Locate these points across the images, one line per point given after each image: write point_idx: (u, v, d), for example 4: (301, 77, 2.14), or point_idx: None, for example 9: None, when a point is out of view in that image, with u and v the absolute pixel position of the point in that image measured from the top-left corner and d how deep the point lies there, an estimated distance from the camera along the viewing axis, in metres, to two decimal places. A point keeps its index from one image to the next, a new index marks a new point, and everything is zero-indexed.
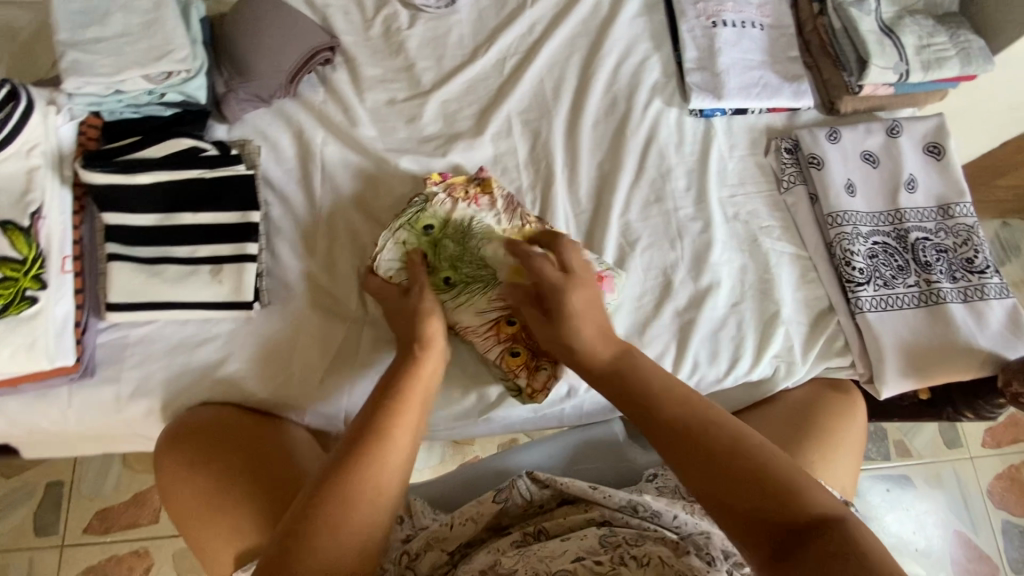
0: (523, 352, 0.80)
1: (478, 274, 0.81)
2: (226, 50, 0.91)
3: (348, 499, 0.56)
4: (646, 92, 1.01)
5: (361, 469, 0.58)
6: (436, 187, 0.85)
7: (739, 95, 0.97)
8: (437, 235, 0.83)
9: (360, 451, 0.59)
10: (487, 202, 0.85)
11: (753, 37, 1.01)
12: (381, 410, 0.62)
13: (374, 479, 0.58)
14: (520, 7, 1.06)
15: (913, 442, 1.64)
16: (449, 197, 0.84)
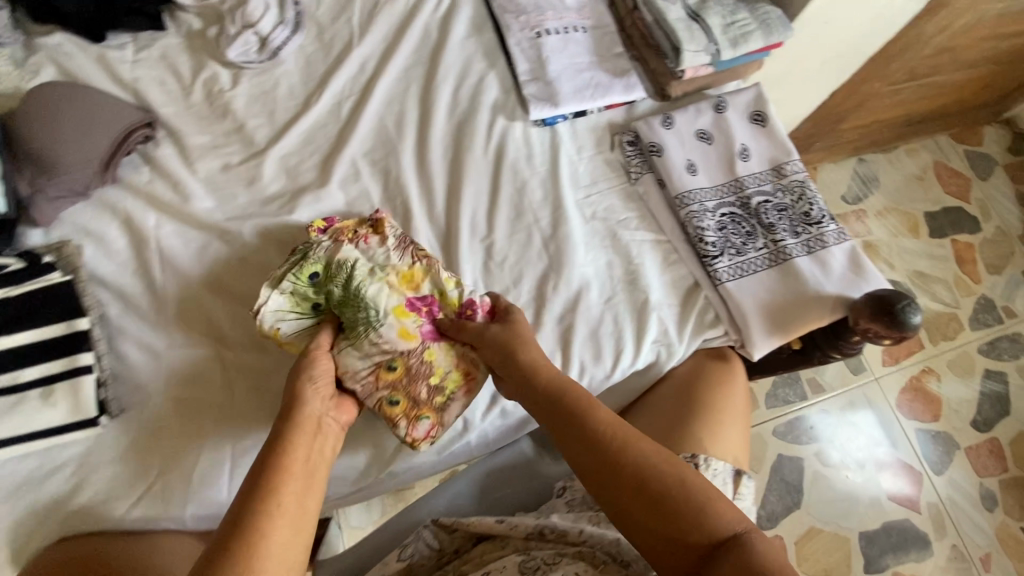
0: (403, 401, 0.77)
1: (361, 315, 0.76)
2: (22, 148, 0.83)
3: (268, 526, 0.55)
4: (488, 110, 1.02)
5: (281, 496, 0.57)
6: (320, 237, 0.81)
7: (574, 99, 1.01)
8: (323, 281, 0.78)
9: (276, 478, 0.59)
10: (375, 243, 0.81)
11: (578, 40, 1.04)
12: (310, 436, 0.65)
13: (283, 508, 0.57)
14: (348, 47, 1.04)
15: (824, 377, 1.75)
16: (333, 243, 0.80)
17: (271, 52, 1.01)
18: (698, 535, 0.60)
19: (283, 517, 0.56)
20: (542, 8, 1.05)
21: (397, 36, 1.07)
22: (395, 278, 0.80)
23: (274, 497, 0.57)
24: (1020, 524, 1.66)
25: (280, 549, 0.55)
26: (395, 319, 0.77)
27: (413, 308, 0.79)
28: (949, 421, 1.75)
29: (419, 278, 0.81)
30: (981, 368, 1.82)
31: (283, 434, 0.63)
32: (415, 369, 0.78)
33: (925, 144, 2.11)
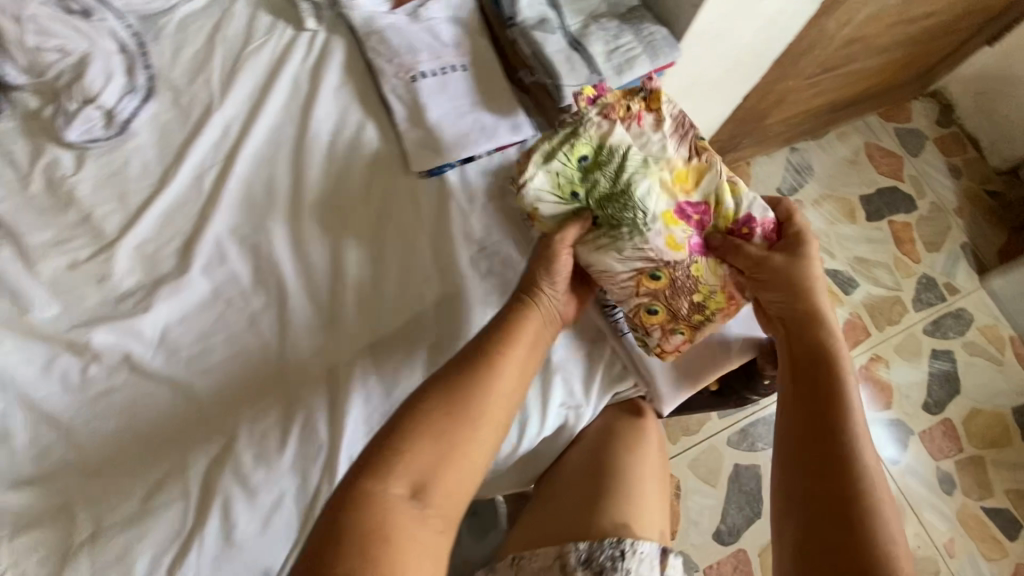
0: (660, 312, 0.80)
1: (629, 216, 0.77)
2: None
3: (419, 463, 0.67)
4: (368, 165, 0.95)
5: (445, 428, 0.69)
6: (591, 109, 0.80)
7: (459, 146, 0.93)
8: (592, 165, 0.79)
9: (450, 404, 0.70)
10: (648, 123, 0.81)
11: (457, 80, 0.97)
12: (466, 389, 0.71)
13: (480, 416, 0.71)
14: (207, 110, 0.95)
15: None
16: (605, 119, 0.79)
17: (119, 127, 0.92)
18: (858, 484, 0.67)
19: (465, 435, 0.70)
20: (416, 49, 0.98)
21: (262, 91, 0.98)
22: (670, 176, 0.79)
23: (444, 426, 0.69)
24: (979, 503, 1.66)
25: (444, 486, 0.68)
26: (665, 225, 0.78)
27: (683, 216, 0.79)
28: (901, 407, 1.74)
29: (692, 180, 0.81)
30: (928, 349, 1.82)
31: (500, 348, 0.75)
32: (679, 282, 0.79)
33: (855, 125, 2.10)
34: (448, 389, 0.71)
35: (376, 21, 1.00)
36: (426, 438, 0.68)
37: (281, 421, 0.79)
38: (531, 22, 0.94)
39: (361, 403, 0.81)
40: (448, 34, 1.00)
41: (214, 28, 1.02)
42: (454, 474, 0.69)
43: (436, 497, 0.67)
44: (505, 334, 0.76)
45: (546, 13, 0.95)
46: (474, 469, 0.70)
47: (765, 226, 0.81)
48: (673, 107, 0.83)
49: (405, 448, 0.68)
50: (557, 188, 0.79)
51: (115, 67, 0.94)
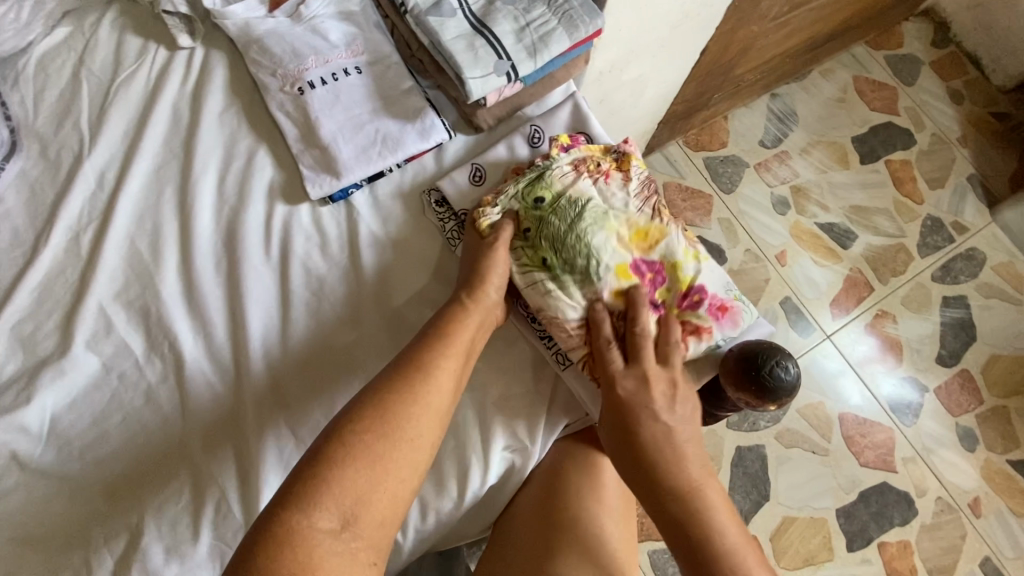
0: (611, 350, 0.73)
1: (580, 261, 0.74)
2: None
3: (352, 477, 0.58)
4: (264, 199, 0.84)
5: (382, 437, 0.60)
6: (562, 157, 0.80)
7: (360, 163, 0.81)
8: (548, 208, 0.76)
9: (387, 404, 0.62)
10: (615, 183, 0.79)
11: (353, 86, 0.84)
12: (402, 386, 0.63)
13: (413, 421, 0.62)
14: (79, 159, 0.85)
15: None
16: (571, 171, 0.79)
17: None
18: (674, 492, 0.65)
19: (399, 447, 0.60)
20: (301, 55, 0.85)
21: (139, 129, 0.87)
22: (626, 232, 0.76)
23: (373, 444, 0.59)
24: (1004, 457, 1.56)
25: (371, 510, 0.57)
26: (613, 278, 0.74)
27: (638, 271, 0.75)
28: (913, 363, 1.62)
29: (652, 241, 0.77)
30: (939, 297, 1.68)
31: (437, 350, 0.67)
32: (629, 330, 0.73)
33: (841, 59, 1.91)
34: (383, 391, 0.63)
35: (253, 27, 0.87)
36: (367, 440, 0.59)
37: (190, 507, 0.70)
38: (424, 7, 0.81)
39: (278, 474, 0.72)
40: (337, 32, 0.87)
41: (79, 63, 0.90)
42: (385, 495, 0.58)
43: (365, 523, 0.57)
44: (444, 330, 0.69)
45: None
46: (403, 494, 0.60)
47: (716, 301, 0.76)
48: (642, 172, 0.80)
49: (358, 440, 0.59)
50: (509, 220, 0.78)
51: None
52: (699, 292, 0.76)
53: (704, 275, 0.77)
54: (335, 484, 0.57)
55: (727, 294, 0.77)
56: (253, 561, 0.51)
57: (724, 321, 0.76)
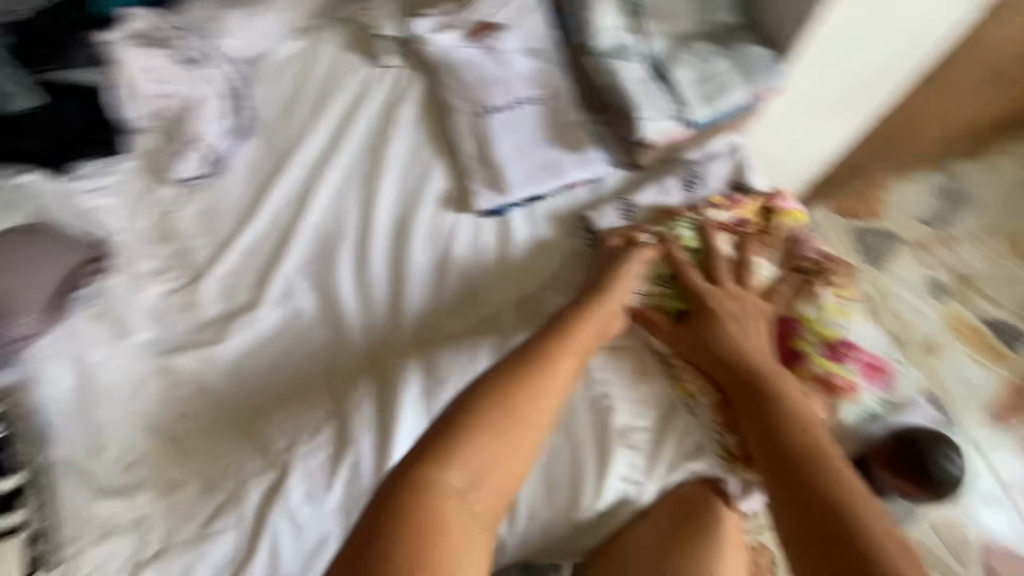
0: None
1: None
2: None
3: (485, 447, 0.59)
4: (432, 202, 0.93)
5: (507, 416, 0.61)
6: (717, 213, 0.82)
7: (524, 183, 0.89)
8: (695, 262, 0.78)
9: (516, 377, 0.64)
10: (764, 242, 0.79)
11: (528, 115, 0.93)
12: (529, 362, 0.65)
13: (535, 407, 0.63)
14: (292, 148, 1.01)
15: None
16: (719, 227, 0.80)
17: (217, 165, 1.00)
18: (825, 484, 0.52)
19: (516, 424, 0.61)
20: (487, 82, 0.95)
21: (342, 130, 1.02)
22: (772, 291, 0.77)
23: (499, 420, 0.61)
24: None
25: (491, 480, 0.58)
26: None
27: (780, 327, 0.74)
28: None
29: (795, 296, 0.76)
30: None
31: (560, 338, 0.69)
32: None
33: None
34: (511, 371, 0.64)
35: (450, 54, 0.99)
36: (497, 415, 0.60)
37: (329, 460, 0.79)
38: (609, 50, 0.86)
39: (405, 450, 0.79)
40: (522, 64, 0.96)
41: (305, 71, 1.08)
42: (505, 470, 0.59)
43: (486, 486, 0.58)
44: (572, 325, 0.70)
45: (626, 39, 0.86)
46: (519, 469, 0.60)
47: (864, 361, 0.75)
48: (792, 232, 0.81)
49: (487, 410, 0.61)
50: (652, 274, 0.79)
51: (222, 110, 1.02)
52: (846, 348, 0.74)
53: (850, 332, 0.76)
54: (466, 449, 0.58)
55: (874, 355, 0.75)
56: (379, 516, 0.53)
57: (874, 381, 0.74)
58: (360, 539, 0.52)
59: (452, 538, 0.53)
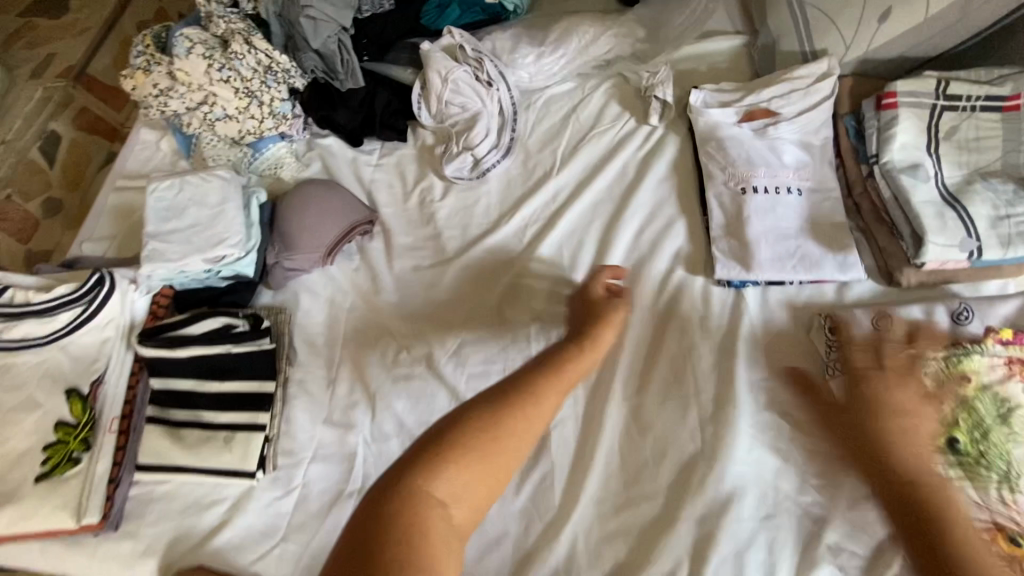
0: None
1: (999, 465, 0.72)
2: (279, 227, 1.04)
3: (466, 468, 0.61)
4: (669, 260, 0.97)
5: (490, 437, 0.63)
6: (999, 348, 0.77)
7: (772, 267, 0.89)
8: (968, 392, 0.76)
9: (502, 403, 0.67)
10: None
11: (789, 204, 0.94)
12: (503, 406, 0.66)
13: (519, 429, 0.65)
14: (547, 175, 1.10)
15: None
16: (1001, 364, 0.77)
17: (480, 171, 1.13)
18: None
19: (493, 455, 0.63)
20: (754, 163, 0.98)
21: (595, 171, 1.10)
22: None
23: (473, 443, 0.62)
24: None
25: (471, 496, 0.61)
26: None
27: None
28: None
29: None
30: None
31: (544, 377, 0.71)
32: None
33: None
34: (504, 402, 0.66)
35: (720, 129, 1.03)
36: (481, 436, 0.62)
37: (523, 466, 0.83)
38: (900, 165, 0.87)
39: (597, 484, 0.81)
40: (792, 155, 0.98)
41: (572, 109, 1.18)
42: (498, 467, 0.63)
43: (463, 506, 0.60)
44: (543, 373, 0.72)
45: (922, 160, 0.86)
46: (492, 489, 0.62)
47: None
48: None
49: (465, 439, 0.62)
50: (917, 390, 0.76)
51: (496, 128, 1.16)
52: None
53: None
54: (449, 463, 0.60)
55: None
56: (391, 493, 0.58)
57: None
58: (369, 521, 0.56)
59: (431, 531, 0.56)
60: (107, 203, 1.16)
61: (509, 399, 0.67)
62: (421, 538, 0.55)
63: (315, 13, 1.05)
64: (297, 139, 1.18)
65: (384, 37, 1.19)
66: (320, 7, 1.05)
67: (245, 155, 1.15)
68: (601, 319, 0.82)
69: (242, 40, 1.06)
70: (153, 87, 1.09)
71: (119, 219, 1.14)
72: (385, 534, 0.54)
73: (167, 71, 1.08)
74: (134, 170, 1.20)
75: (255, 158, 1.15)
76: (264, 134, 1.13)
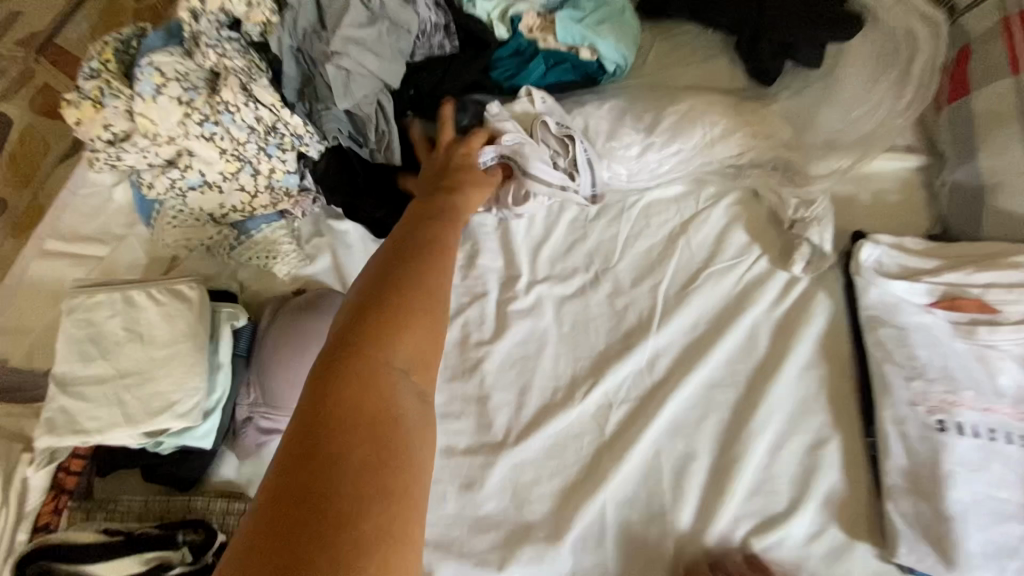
0: None
1: None
2: (257, 370, 0.73)
3: (404, 338, 0.49)
4: (814, 506, 0.67)
5: (416, 296, 0.53)
6: None
7: (985, 569, 0.61)
8: None
9: (373, 288, 0.52)
10: None
11: (1009, 460, 0.64)
12: (388, 269, 0.55)
13: (422, 291, 0.53)
14: (643, 326, 0.78)
15: None
16: None
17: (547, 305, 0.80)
18: None
19: (414, 308, 0.51)
20: (958, 383, 0.67)
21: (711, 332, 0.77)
22: None
23: (399, 305, 0.51)
24: None
25: (411, 320, 0.51)
26: None
27: None
28: None
29: None
30: None
31: (405, 265, 0.56)
32: None
33: None
34: (338, 343, 0.48)
35: (899, 313, 0.72)
36: (378, 327, 0.49)
37: None
38: None
39: None
40: (1010, 378, 0.68)
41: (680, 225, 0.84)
42: (429, 307, 0.52)
43: (407, 340, 0.49)
44: (421, 245, 0.60)
45: None
46: (436, 311, 0.53)
47: None
48: None
49: (395, 302, 0.51)
50: None
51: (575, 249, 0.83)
52: None
53: None
54: (379, 342, 0.48)
55: None
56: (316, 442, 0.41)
57: None
58: (303, 449, 0.41)
59: (378, 403, 0.45)
60: (30, 275, 0.84)
61: (415, 245, 0.59)
62: (387, 425, 0.44)
63: (349, 63, 0.73)
64: (302, 218, 0.87)
65: (439, 89, 0.85)
66: (357, 55, 0.73)
67: (226, 236, 0.84)
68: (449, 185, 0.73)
69: (237, 87, 0.75)
70: (108, 131, 0.78)
71: (43, 303, 0.82)
72: (343, 444, 0.42)
73: (130, 111, 0.78)
74: (72, 228, 0.88)
75: (238, 242, 0.84)
76: (257, 212, 0.83)
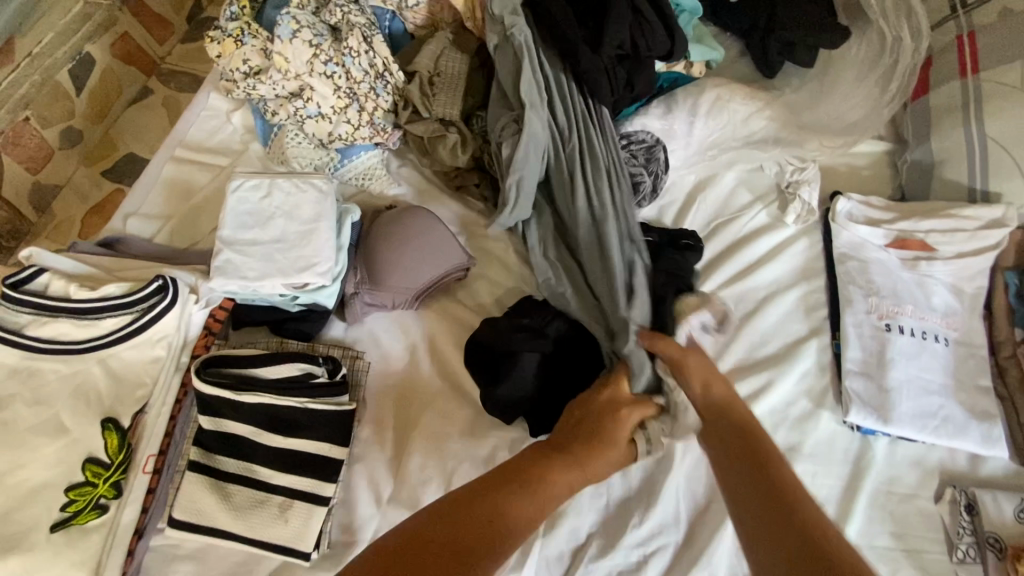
0: None
1: None
2: (364, 255, 0.91)
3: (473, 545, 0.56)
4: (793, 382, 0.87)
5: (512, 510, 0.62)
6: None
7: (913, 424, 0.82)
8: None
9: (497, 489, 0.64)
10: None
11: (936, 353, 0.86)
12: (501, 479, 0.65)
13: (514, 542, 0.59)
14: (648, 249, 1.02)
15: None
16: None
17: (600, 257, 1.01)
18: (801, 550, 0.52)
19: (501, 518, 0.60)
20: (901, 298, 0.90)
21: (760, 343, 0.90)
22: None
23: (481, 507, 0.61)
24: None
25: (497, 534, 0.59)
26: None
27: None
28: None
29: None
30: None
31: (532, 484, 0.66)
32: None
33: None
34: (459, 505, 0.60)
35: (865, 249, 0.95)
36: (467, 516, 0.59)
37: None
38: None
39: None
40: (941, 298, 0.90)
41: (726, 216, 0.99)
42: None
43: (472, 538, 0.57)
44: (527, 482, 0.66)
45: None
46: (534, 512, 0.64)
47: None
48: None
49: (484, 502, 0.62)
50: None
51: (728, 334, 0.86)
52: None
53: None
54: (474, 527, 0.58)
55: None
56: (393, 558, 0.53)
57: None
58: None
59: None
60: (161, 175, 1.01)
61: (527, 477, 0.67)
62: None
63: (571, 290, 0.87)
64: (391, 148, 1.03)
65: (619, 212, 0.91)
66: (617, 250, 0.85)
67: (332, 159, 1.01)
68: (606, 436, 0.73)
69: (361, 35, 0.93)
70: (245, 64, 0.95)
71: (175, 199, 0.98)
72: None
73: (265, 49, 0.95)
74: (198, 141, 1.05)
75: (340, 165, 1.01)
76: (357, 140, 0.99)
